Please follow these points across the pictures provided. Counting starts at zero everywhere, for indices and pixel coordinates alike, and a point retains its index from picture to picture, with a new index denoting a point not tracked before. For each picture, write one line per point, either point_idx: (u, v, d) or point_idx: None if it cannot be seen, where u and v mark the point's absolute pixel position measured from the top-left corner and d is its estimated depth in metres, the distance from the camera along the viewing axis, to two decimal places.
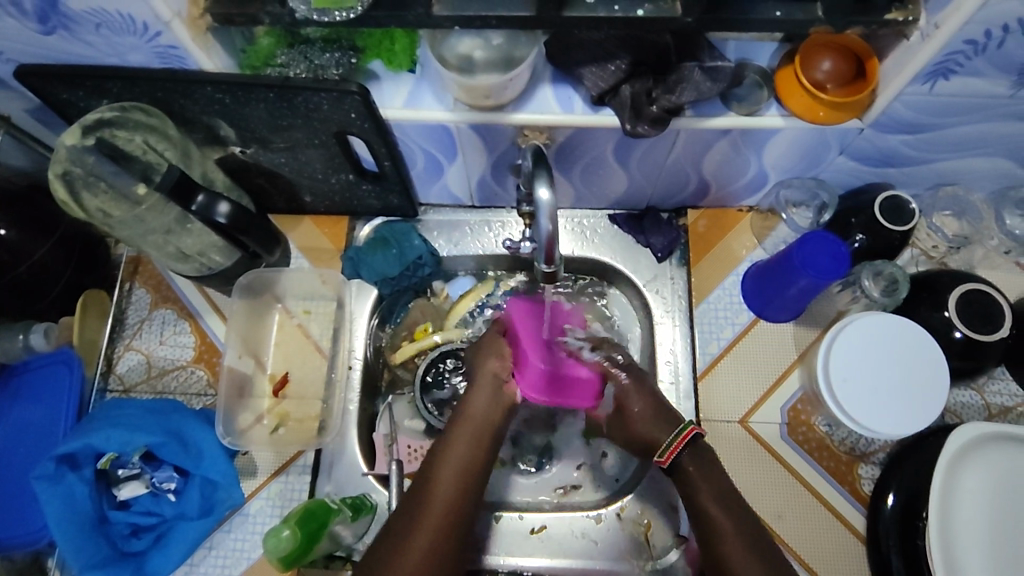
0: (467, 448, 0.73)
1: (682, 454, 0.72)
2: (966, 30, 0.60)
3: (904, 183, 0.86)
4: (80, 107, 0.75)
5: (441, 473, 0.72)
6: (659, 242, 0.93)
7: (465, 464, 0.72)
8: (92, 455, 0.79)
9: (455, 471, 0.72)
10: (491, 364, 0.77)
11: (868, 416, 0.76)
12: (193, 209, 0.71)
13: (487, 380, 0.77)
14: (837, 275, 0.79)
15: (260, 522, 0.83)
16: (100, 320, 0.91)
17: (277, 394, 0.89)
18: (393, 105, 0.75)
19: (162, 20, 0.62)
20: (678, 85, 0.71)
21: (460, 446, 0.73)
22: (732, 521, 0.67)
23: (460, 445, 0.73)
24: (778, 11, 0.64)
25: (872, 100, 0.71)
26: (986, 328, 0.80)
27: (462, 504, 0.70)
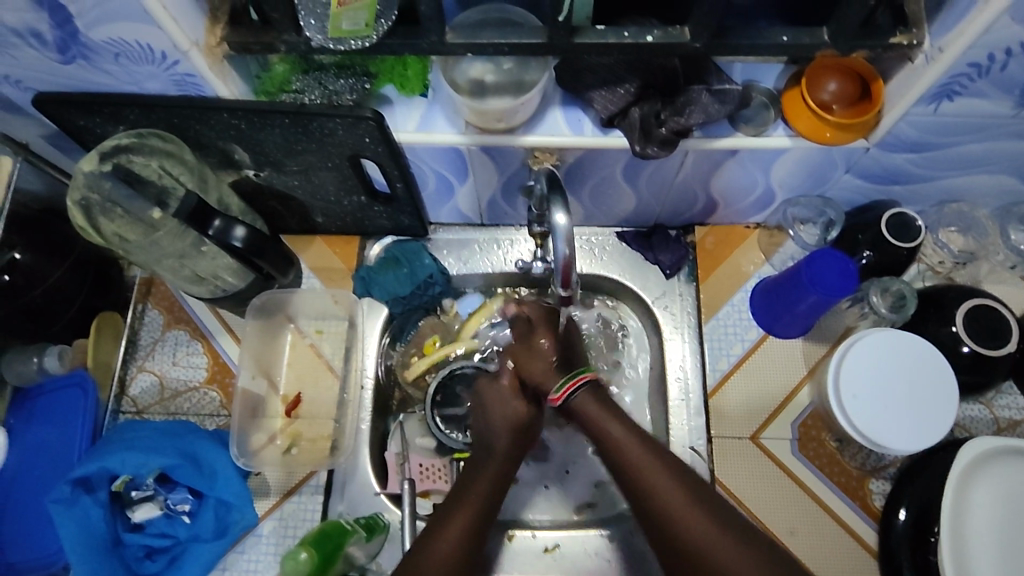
0: (486, 493, 0.73)
1: (580, 391, 0.74)
2: (970, 54, 0.61)
3: (909, 200, 0.87)
4: (97, 133, 0.76)
5: (455, 521, 0.70)
6: (668, 259, 0.94)
7: (478, 513, 0.71)
8: (107, 477, 0.79)
9: (469, 518, 0.70)
10: (515, 404, 0.79)
11: (880, 432, 0.77)
12: (210, 234, 0.73)
13: (505, 409, 0.78)
14: (845, 292, 0.80)
15: (274, 543, 0.84)
16: (114, 342, 0.91)
17: (289, 414, 0.89)
18: (406, 129, 0.76)
19: (181, 49, 0.63)
20: (687, 107, 0.72)
21: (476, 496, 0.72)
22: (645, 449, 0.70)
23: (479, 494, 0.73)
24: (784, 36, 0.66)
25: (877, 120, 0.72)
26: (993, 343, 0.81)
27: (467, 557, 0.68)
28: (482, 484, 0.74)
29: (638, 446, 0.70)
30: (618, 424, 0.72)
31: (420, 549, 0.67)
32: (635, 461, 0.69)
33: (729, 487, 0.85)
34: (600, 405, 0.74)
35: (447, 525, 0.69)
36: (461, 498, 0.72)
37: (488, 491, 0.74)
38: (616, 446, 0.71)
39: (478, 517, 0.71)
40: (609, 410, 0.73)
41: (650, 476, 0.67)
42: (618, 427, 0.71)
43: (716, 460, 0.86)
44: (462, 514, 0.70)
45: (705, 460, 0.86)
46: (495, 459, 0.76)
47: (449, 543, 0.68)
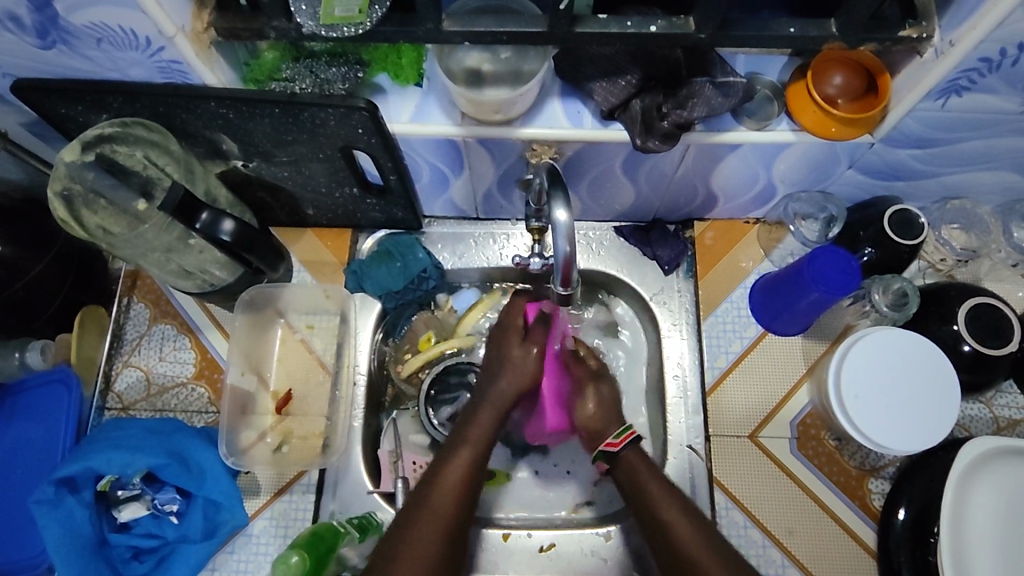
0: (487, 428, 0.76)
1: (629, 447, 0.76)
2: (982, 48, 0.60)
3: (912, 196, 0.86)
4: (79, 121, 0.73)
5: (455, 461, 0.73)
6: (666, 255, 0.92)
7: (477, 456, 0.74)
8: (92, 477, 0.77)
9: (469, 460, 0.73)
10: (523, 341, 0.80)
11: (880, 433, 0.76)
12: (197, 227, 0.70)
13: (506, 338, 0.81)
14: (848, 290, 0.79)
15: (264, 542, 0.82)
16: (98, 337, 0.89)
17: (280, 411, 0.87)
18: (401, 120, 0.74)
19: (166, 35, 0.61)
20: (688, 100, 0.69)
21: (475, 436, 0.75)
22: (671, 508, 0.70)
23: (478, 437, 0.75)
24: (791, 27, 0.64)
25: (883, 116, 0.70)
26: (995, 342, 0.80)
27: (468, 497, 0.71)
28: (480, 427, 0.76)
29: (678, 513, 0.70)
30: (662, 492, 0.72)
31: (422, 496, 0.70)
32: (678, 531, 0.68)
33: (727, 486, 0.84)
34: (647, 473, 0.74)
35: (443, 472, 0.72)
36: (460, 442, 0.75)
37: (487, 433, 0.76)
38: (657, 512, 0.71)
39: (476, 460, 0.73)
40: (658, 480, 0.73)
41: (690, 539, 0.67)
42: (670, 502, 0.71)
43: (714, 458, 0.85)
44: (458, 459, 0.73)
45: (703, 459, 0.85)
46: (493, 403, 0.78)
47: (446, 488, 0.70)
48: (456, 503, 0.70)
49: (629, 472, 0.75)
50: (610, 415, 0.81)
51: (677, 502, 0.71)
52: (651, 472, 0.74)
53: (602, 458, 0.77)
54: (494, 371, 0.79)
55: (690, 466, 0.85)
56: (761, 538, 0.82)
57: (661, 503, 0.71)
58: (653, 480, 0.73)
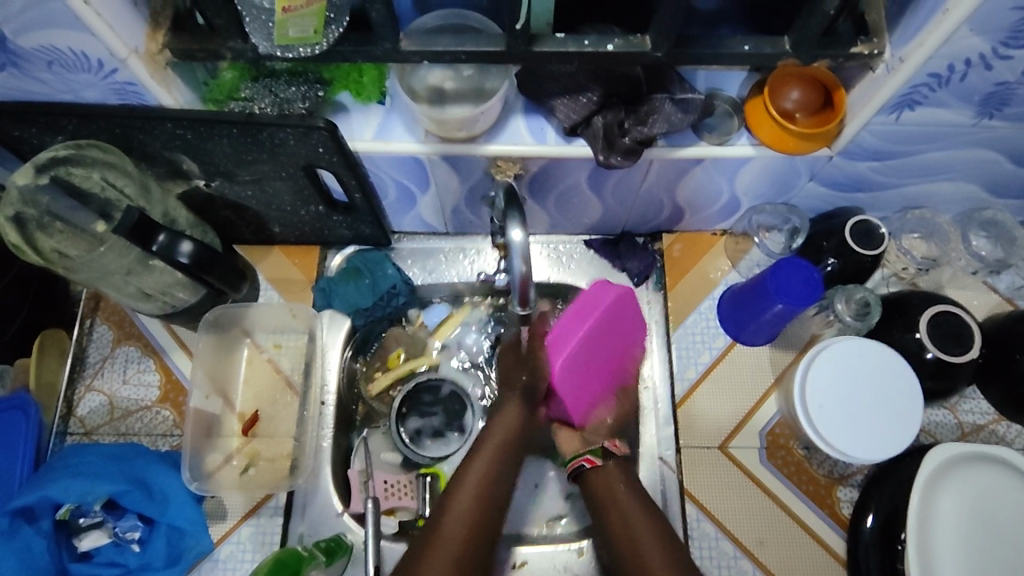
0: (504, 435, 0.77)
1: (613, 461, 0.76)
2: (930, 65, 0.61)
3: (873, 207, 0.87)
4: (33, 144, 0.72)
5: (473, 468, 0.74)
6: (635, 267, 0.93)
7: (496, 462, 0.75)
8: (51, 506, 0.75)
9: (488, 463, 0.75)
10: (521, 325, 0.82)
11: (845, 441, 0.76)
12: (154, 249, 0.68)
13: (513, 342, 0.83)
14: (811, 301, 0.80)
15: (231, 568, 0.80)
16: (60, 361, 0.88)
17: (247, 433, 0.86)
18: (363, 138, 0.73)
19: (118, 57, 0.60)
20: (649, 116, 0.70)
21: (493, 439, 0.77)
22: (641, 510, 0.73)
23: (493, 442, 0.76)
24: (746, 45, 0.65)
25: (840, 129, 0.71)
26: (957, 348, 0.81)
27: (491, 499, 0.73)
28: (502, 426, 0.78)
29: (651, 528, 0.71)
30: (635, 511, 0.73)
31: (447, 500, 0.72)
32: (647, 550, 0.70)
33: (698, 497, 0.84)
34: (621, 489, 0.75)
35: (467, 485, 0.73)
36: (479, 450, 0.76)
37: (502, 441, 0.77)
38: (638, 537, 0.71)
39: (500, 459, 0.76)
40: (627, 490, 0.75)
41: (655, 552, 0.69)
42: (637, 507, 0.73)
43: (684, 470, 0.85)
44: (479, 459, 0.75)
45: (674, 471, 0.85)
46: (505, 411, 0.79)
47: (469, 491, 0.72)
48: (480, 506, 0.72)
49: (603, 480, 0.75)
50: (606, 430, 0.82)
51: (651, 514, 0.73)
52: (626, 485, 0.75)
53: (588, 461, 0.77)
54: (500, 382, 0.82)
55: (661, 478, 0.85)
56: (732, 550, 0.82)
57: (632, 513, 0.72)
58: (626, 493, 0.74)
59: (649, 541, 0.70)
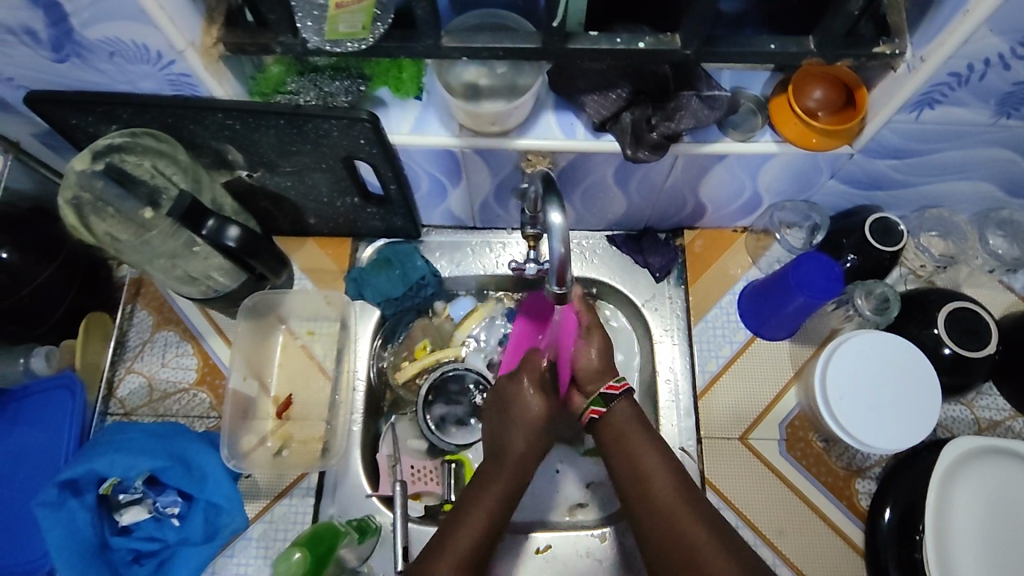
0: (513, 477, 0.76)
1: (622, 399, 0.77)
2: (950, 64, 0.64)
3: (892, 205, 0.89)
4: (88, 132, 0.76)
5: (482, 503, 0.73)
6: (657, 262, 0.95)
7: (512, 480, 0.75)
8: (95, 480, 0.78)
9: (495, 503, 0.73)
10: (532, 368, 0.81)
11: (865, 431, 0.78)
12: (204, 233, 0.72)
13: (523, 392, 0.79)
14: (831, 294, 0.82)
15: (264, 546, 0.83)
16: (103, 343, 0.91)
17: (281, 416, 0.89)
18: (401, 131, 0.77)
19: (177, 49, 0.64)
20: (676, 112, 0.73)
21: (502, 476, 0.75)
22: (654, 453, 0.73)
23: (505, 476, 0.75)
24: (772, 44, 0.67)
25: (861, 127, 0.74)
26: (974, 344, 0.83)
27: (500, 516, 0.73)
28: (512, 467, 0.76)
29: (662, 466, 0.72)
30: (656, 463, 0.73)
31: (460, 515, 0.72)
32: (672, 504, 0.70)
33: (718, 486, 0.86)
34: (641, 435, 0.74)
35: (480, 498, 0.73)
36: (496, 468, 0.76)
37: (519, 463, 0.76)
38: (647, 472, 0.72)
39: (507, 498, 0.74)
40: (648, 440, 0.74)
41: (667, 487, 0.71)
42: (649, 449, 0.73)
43: (705, 460, 0.87)
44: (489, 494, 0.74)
45: (695, 461, 0.87)
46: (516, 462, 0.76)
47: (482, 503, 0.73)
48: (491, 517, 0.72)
49: (619, 421, 0.76)
50: (599, 373, 0.79)
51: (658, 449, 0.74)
52: (642, 429, 0.75)
53: (594, 412, 0.77)
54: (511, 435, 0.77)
55: (682, 468, 0.87)
56: (753, 538, 0.84)
57: (643, 451, 0.73)
58: (642, 434, 0.75)
59: (662, 479, 0.71)
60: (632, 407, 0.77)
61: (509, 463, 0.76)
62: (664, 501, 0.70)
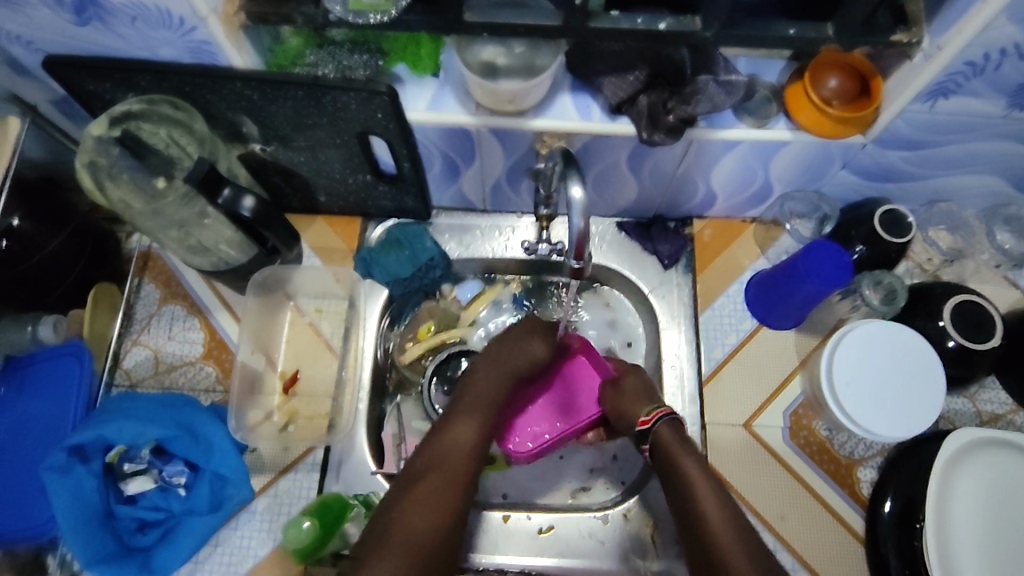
0: (484, 389, 0.82)
1: (662, 421, 0.78)
2: (967, 52, 0.64)
3: (901, 198, 0.90)
4: (105, 99, 0.76)
5: (456, 428, 0.79)
6: (667, 250, 0.96)
7: (479, 429, 0.80)
8: (102, 447, 0.78)
9: (469, 429, 0.79)
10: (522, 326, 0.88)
11: (869, 419, 0.79)
12: (219, 203, 0.72)
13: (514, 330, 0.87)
14: (839, 283, 0.82)
15: (268, 519, 0.84)
16: (109, 314, 0.90)
17: (287, 391, 0.89)
18: (417, 108, 0.77)
19: (199, 16, 0.63)
20: (693, 96, 0.74)
21: (476, 394, 0.82)
22: (694, 464, 0.74)
23: (479, 395, 0.82)
24: (791, 29, 0.68)
25: (874, 117, 0.75)
26: (978, 336, 0.84)
27: (473, 470, 0.78)
28: (481, 380, 0.83)
29: (704, 479, 0.73)
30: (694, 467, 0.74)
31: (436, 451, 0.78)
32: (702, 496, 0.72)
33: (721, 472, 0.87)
34: (679, 449, 0.76)
35: (452, 435, 0.79)
36: (457, 417, 0.80)
37: (490, 384, 0.83)
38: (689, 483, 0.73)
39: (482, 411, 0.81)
40: (693, 458, 0.75)
41: (706, 499, 0.72)
42: (691, 462, 0.74)
43: (709, 446, 0.88)
44: (461, 424, 0.80)
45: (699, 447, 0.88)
46: (486, 377, 0.83)
47: (451, 461, 0.77)
48: (459, 468, 0.77)
49: (664, 436, 0.77)
50: (641, 398, 0.82)
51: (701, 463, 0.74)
52: (683, 446, 0.76)
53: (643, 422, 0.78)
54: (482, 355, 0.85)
55: None
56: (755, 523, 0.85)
57: (685, 462, 0.74)
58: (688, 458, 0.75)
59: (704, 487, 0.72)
60: (673, 427, 0.78)
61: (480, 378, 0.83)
62: (699, 504, 0.71)
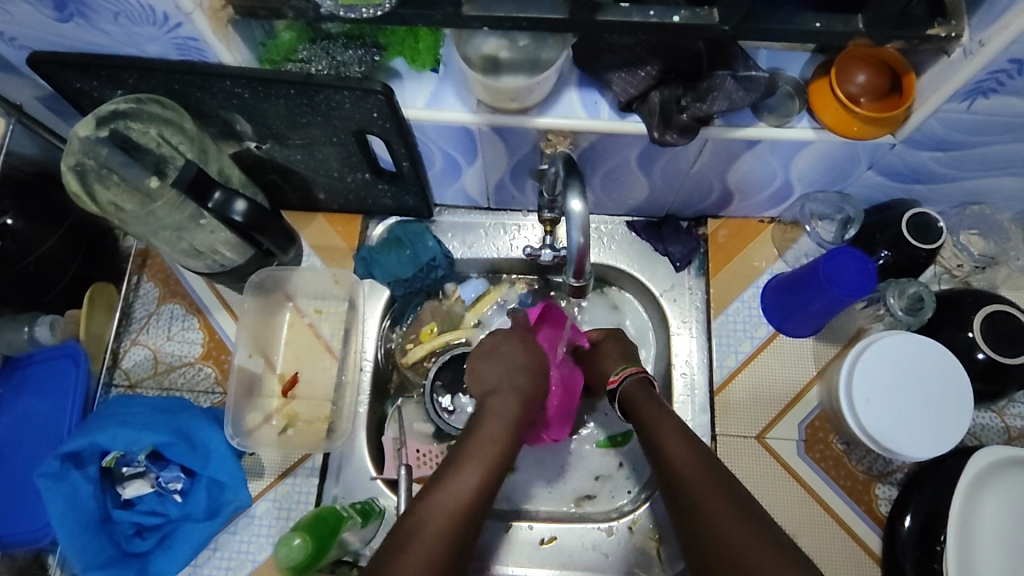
0: (501, 429, 0.70)
1: (631, 378, 0.77)
2: (1011, 50, 0.58)
3: (931, 200, 0.84)
4: (93, 97, 0.73)
5: (465, 472, 0.65)
6: (678, 251, 0.92)
7: (486, 477, 0.66)
8: (97, 453, 0.77)
9: (478, 476, 0.66)
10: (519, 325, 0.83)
11: (889, 435, 0.75)
12: (210, 206, 0.69)
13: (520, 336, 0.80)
14: (863, 293, 0.78)
15: (266, 524, 0.83)
16: (107, 315, 0.89)
17: (286, 394, 0.87)
18: (416, 105, 0.73)
19: (183, 11, 0.60)
20: (709, 93, 0.68)
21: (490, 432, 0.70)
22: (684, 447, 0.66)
23: (492, 433, 0.70)
24: (817, 22, 0.63)
25: (906, 116, 0.69)
26: (1011, 350, 0.78)
27: (477, 518, 0.64)
28: (497, 418, 0.71)
29: (693, 459, 0.65)
30: (666, 420, 0.70)
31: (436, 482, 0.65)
32: (675, 449, 0.67)
33: None
34: (649, 402, 0.73)
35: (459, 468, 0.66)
36: (467, 456, 0.67)
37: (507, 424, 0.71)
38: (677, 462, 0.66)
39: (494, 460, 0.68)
40: (680, 435, 0.68)
41: (698, 475, 0.63)
42: (678, 439, 0.67)
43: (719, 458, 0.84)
44: (469, 466, 0.66)
45: None
46: (503, 412, 0.72)
47: (447, 510, 0.62)
48: (459, 521, 0.62)
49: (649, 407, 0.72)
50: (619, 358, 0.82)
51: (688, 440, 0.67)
52: (672, 421, 0.70)
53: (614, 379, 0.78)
54: (497, 380, 0.75)
55: None
56: None
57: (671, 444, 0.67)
58: (674, 432, 0.68)
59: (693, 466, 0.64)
60: (643, 383, 0.76)
61: (494, 407, 0.72)
62: (694, 486, 0.63)
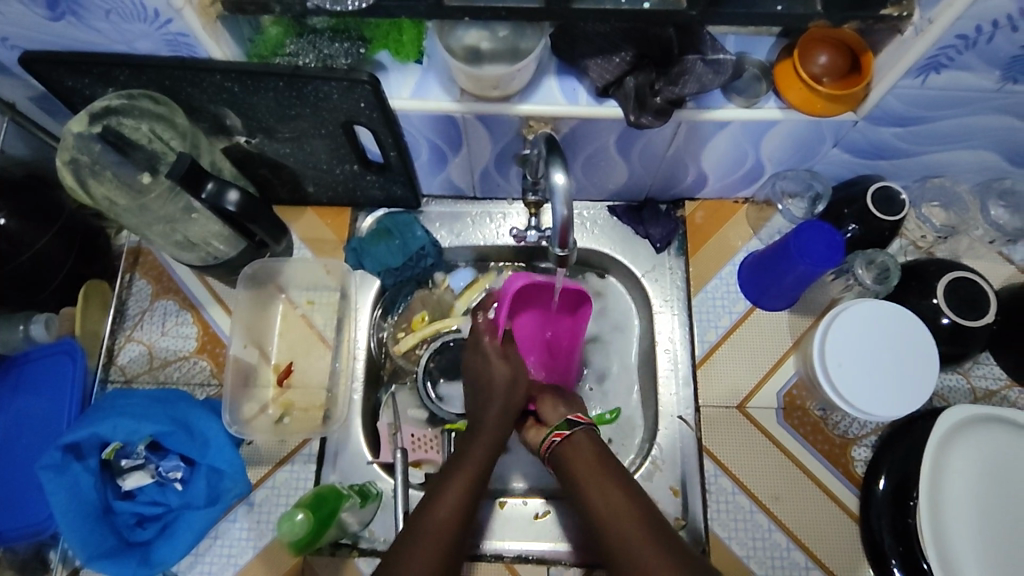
0: (483, 454, 0.76)
1: (578, 432, 0.77)
2: (957, 26, 0.63)
3: (894, 175, 0.89)
4: (85, 95, 0.75)
5: (448, 492, 0.72)
6: (658, 233, 0.95)
7: (466, 497, 0.72)
8: (98, 444, 0.79)
9: (459, 494, 0.72)
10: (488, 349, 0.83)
11: (861, 398, 0.79)
12: (203, 197, 0.72)
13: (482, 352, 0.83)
14: (832, 263, 0.82)
15: (266, 511, 0.84)
16: (102, 312, 0.90)
17: (281, 383, 0.89)
18: (401, 96, 0.76)
19: (174, 7, 0.62)
20: (680, 77, 0.72)
21: (472, 454, 0.76)
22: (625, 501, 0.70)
23: (474, 455, 0.76)
24: (778, 5, 0.66)
25: (866, 93, 0.73)
26: (972, 313, 0.83)
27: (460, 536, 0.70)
28: (480, 443, 0.77)
29: (634, 517, 0.68)
30: (609, 482, 0.72)
31: (424, 507, 0.71)
32: (620, 508, 0.69)
33: (715, 454, 0.87)
34: (591, 461, 0.74)
35: (441, 492, 0.72)
36: (450, 478, 0.74)
37: (488, 440, 0.78)
38: (618, 520, 0.69)
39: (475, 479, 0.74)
40: (624, 491, 0.71)
41: (638, 536, 0.67)
42: (619, 497, 0.70)
43: (703, 429, 0.88)
44: (451, 488, 0.72)
45: (692, 429, 0.88)
46: (487, 428, 0.78)
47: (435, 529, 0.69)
48: (445, 537, 0.69)
49: (575, 454, 0.75)
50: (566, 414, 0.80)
51: (628, 496, 0.70)
52: (614, 477, 0.72)
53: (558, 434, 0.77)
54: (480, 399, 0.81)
55: (679, 436, 0.88)
56: (748, 504, 0.85)
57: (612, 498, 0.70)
58: (617, 491, 0.71)
59: (633, 525, 0.68)
60: (592, 440, 0.76)
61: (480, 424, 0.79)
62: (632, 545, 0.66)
